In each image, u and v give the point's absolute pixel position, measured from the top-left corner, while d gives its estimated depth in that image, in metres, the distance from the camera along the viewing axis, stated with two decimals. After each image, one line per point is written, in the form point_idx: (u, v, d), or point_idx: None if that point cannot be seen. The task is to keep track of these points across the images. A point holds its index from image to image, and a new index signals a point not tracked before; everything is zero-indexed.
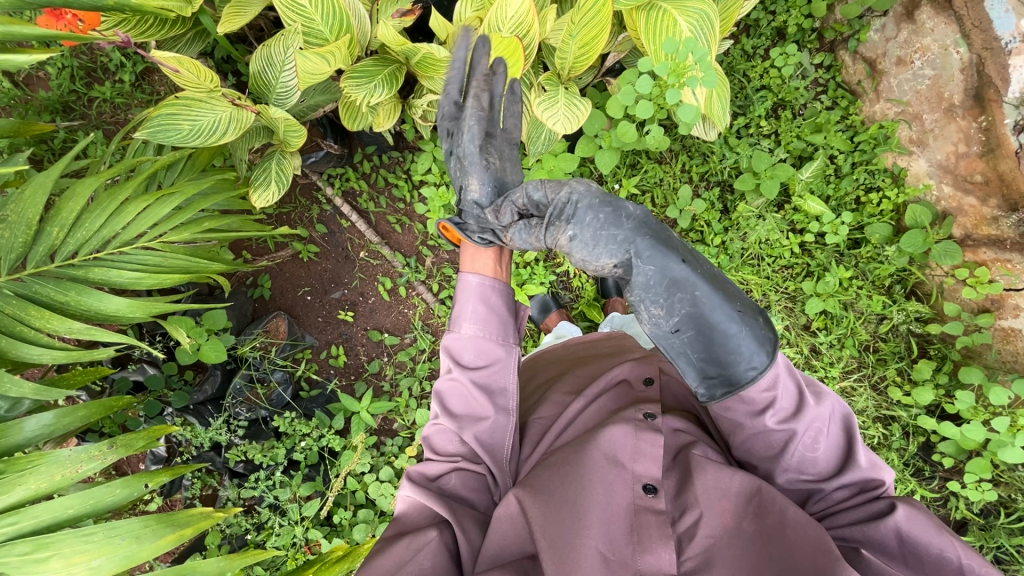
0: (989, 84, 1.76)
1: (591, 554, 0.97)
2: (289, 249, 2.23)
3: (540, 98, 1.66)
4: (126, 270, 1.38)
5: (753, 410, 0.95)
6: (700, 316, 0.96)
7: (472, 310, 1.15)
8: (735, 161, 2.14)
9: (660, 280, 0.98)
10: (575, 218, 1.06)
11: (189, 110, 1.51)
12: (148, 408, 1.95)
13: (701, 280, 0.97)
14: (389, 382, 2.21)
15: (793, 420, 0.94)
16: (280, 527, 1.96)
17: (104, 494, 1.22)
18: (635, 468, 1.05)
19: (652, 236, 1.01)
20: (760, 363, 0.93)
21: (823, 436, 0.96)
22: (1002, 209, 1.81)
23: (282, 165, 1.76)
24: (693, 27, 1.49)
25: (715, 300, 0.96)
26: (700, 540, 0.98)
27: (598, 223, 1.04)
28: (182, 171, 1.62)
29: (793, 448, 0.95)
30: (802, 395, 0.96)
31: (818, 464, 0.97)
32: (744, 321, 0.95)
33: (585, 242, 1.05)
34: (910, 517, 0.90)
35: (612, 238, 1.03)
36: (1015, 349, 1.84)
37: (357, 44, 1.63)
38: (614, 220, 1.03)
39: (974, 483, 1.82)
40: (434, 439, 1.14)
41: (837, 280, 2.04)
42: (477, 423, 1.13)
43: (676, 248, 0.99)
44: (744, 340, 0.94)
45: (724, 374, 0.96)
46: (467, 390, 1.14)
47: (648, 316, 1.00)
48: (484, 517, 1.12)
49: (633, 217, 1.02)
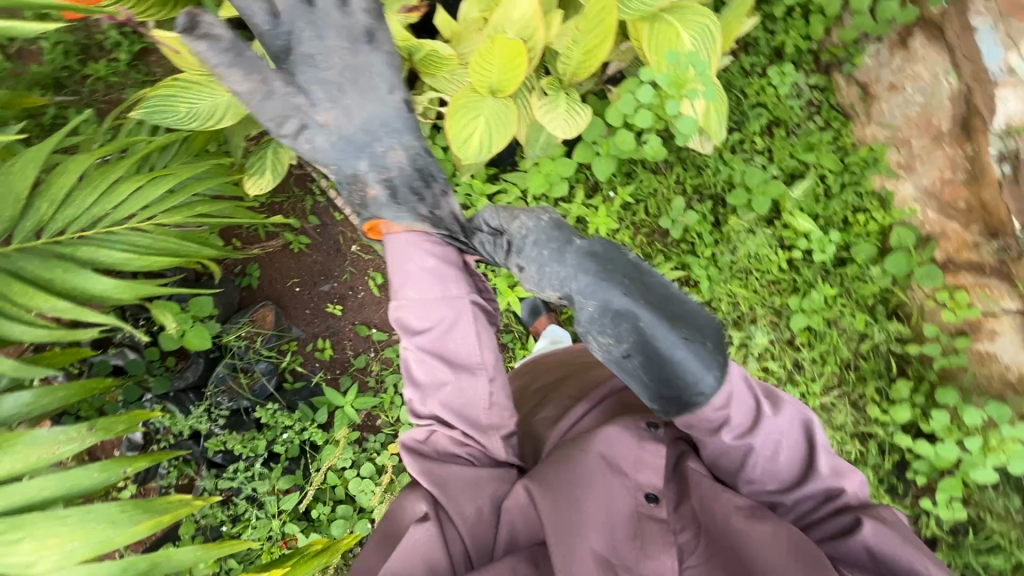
0: (977, 114, 1.84)
1: (591, 558, 0.97)
2: (281, 239, 2.21)
3: (541, 102, 1.68)
4: (116, 250, 1.36)
5: (709, 427, 0.93)
6: (646, 342, 0.91)
7: (405, 272, 1.10)
8: (729, 175, 2.17)
9: (603, 310, 0.96)
10: (523, 250, 1.08)
11: (187, 93, 1.49)
12: (127, 392, 1.91)
13: (644, 307, 0.93)
14: (375, 378, 2.20)
15: (748, 435, 0.94)
16: (256, 520, 1.95)
17: (80, 477, 1.20)
18: (637, 477, 1.05)
19: (597, 257, 1.01)
20: (710, 384, 0.89)
21: (783, 447, 0.97)
22: (983, 235, 1.88)
23: (278, 154, 1.75)
24: (694, 41, 1.51)
25: (658, 325, 0.91)
26: (699, 548, 0.99)
27: (544, 254, 1.05)
28: (176, 153, 1.59)
29: (751, 462, 0.96)
30: (758, 408, 0.95)
31: (779, 474, 0.98)
32: (693, 341, 0.90)
33: (532, 276, 1.06)
34: (876, 529, 0.91)
35: (555, 272, 1.03)
36: (990, 372, 1.90)
37: None
38: (558, 253, 1.04)
39: (945, 502, 1.86)
40: (412, 408, 1.12)
41: (823, 297, 2.08)
42: (442, 387, 1.08)
43: (620, 278, 0.97)
44: (692, 360, 0.89)
45: (677, 398, 0.91)
46: (423, 357, 1.08)
47: (597, 344, 0.97)
48: (484, 482, 1.07)
49: (579, 250, 1.02)
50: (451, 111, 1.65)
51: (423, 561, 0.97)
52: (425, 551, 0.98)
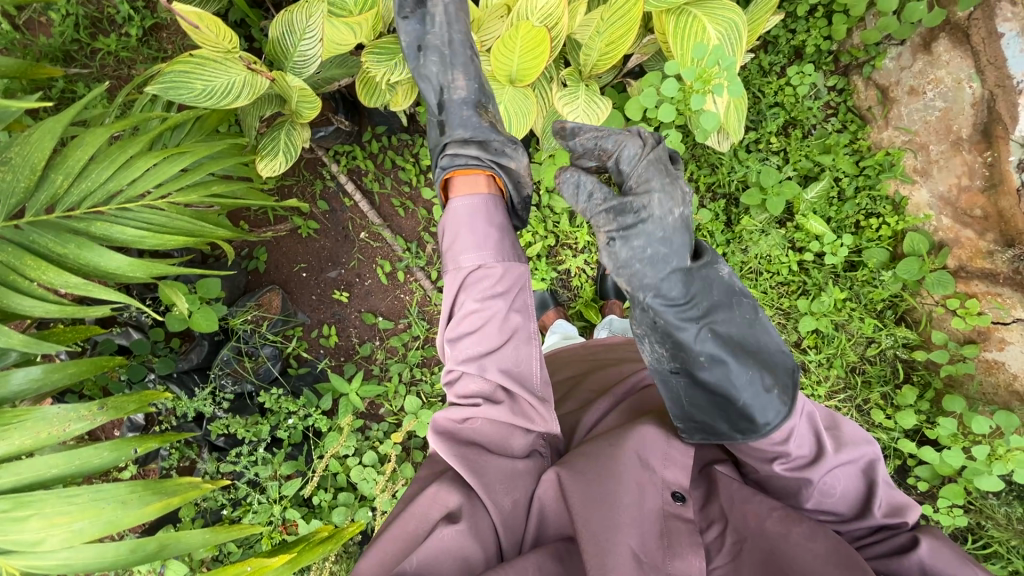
0: (999, 121, 1.82)
1: (625, 554, 0.93)
2: (289, 223, 2.19)
3: (561, 93, 1.66)
4: (130, 227, 1.33)
5: (766, 459, 0.96)
6: (698, 373, 0.96)
7: (476, 231, 1.12)
8: (743, 175, 2.16)
9: (669, 330, 0.97)
10: (629, 231, 1.00)
11: (202, 69, 1.45)
12: (132, 371, 1.89)
13: (713, 343, 0.95)
14: (379, 366, 2.19)
15: (805, 469, 0.95)
16: (258, 505, 1.91)
17: (91, 455, 1.18)
18: (664, 474, 1.02)
19: (687, 278, 0.99)
20: (749, 433, 0.94)
21: (840, 481, 0.97)
22: (998, 243, 1.87)
23: (292, 136, 1.72)
24: (721, 35, 1.49)
25: (720, 366, 0.94)
26: (727, 547, 0.97)
27: (641, 252, 0.99)
28: (189, 132, 1.56)
29: (806, 494, 0.97)
30: (821, 444, 0.96)
31: (835, 503, 0.98)
32: (758, 387, 0.93)
33: (618, 259, 1.01)
34: (934, 549, 0.91)
35: (642, 270, 0.99)
36: (996, 380, 1.89)
37: (380, 21, 1.59)
38: (660, 259, 0.98)
39: (946, 508, 1.87)
40: (461, 387, 1.10)
41: (832, 300, 2.08)
42: (502, 351, 1.10)
43: (702, 309, 0.97)
44: (754, 404, 0.93)
45: (703, 424, 0.99)
46: (488, 316, 1.09)
47: (651, 352, 1.02)
48: (518, 474, 1.05)
49: (674, 267, 0.98)
50: None
51: (453, 556, 0.92)
52: (461, 542, 0.93)
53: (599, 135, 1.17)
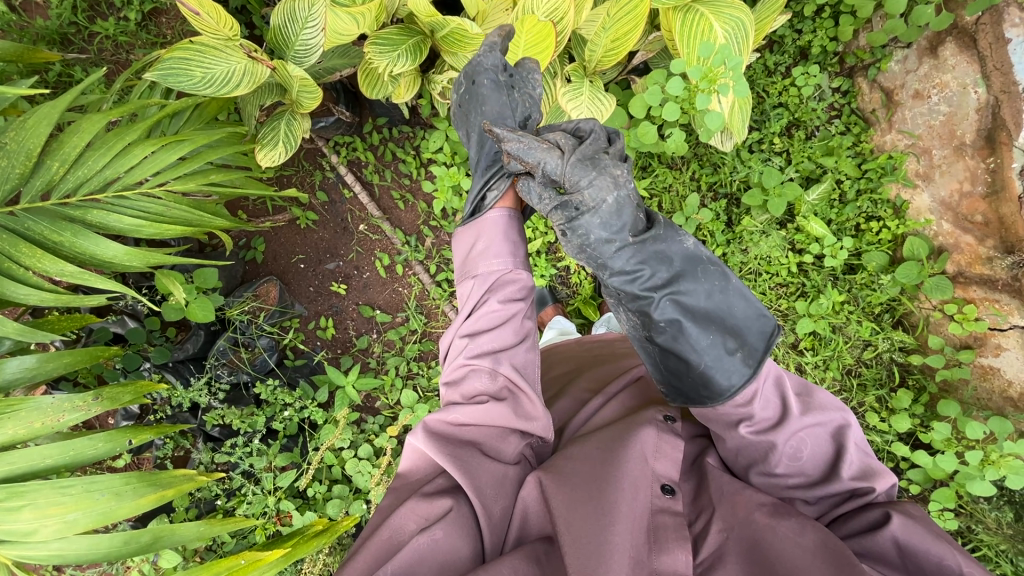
0: (1003, 127, 1.80)
1: (607, 551, 0.89)
2: (287, 214, 2.18)
3: (565, 88, 1.64)
4: (126, 216, 1.32)
5: (728, 422, 0.96)
6: (659, 342, 0.97)
7: (502, 237, 1.19)
8: (745, 175, 2.15)
9: (627, 302, 1.00)
10: (577, 217, 1.02)
11: (203, 57, 1.43)
12: (126, 361, 1.87)
13: (668, 315, 0.95)
14: (376, 359, 2.18)
15: (768, 431, 0.94)
16: (252, 496, 1.91)
17: (85, 446, 1.17)
18: (654, 467, 1.01)
19: (641, 250, 0.99)
20: (721, 397, 0.94)
21: (807, 445, 0.95)
22: (998, 250, 1.86)
23: (292, 126, 1.71)
24: (728, 34, 1.47)
25: (678, 336, 0.95)
26: (713, 536, 0.95)
27: (588, 236, 1.02)
28: (188, 120, 1.55)
29: (774, 458, 0.95)
30: (785, 406, 0.96)
31: (805, 471, 0.96)
32: (720, 351, 0.93)
33: (573, 244, 1.05)
34: (905, 525, 0.87)
35: (594, 252, 1.02)
36: (991, 386, 1.90)
37: (383, 11, 1.57)
38: (609, 234, 1.00)
39: (937, 511, 1.89)
40: (470, 385, 1.12)
41: (830, 303, 2.08)
42: (515, 349, 1.15)
43: (659, 279, 0.97)
44: (717, 369, 0.93)
45: (682, 391, 0.99)
46: (507, 313, 1.15)
47: (625, 320, 1.04)
48: (508, 480, 1.04)
49: (623, 243, 1.00)
50: None
51: (437, 563, 0.90)
52: (446, 544, 0.91)
53: (522, 145, 1.05)
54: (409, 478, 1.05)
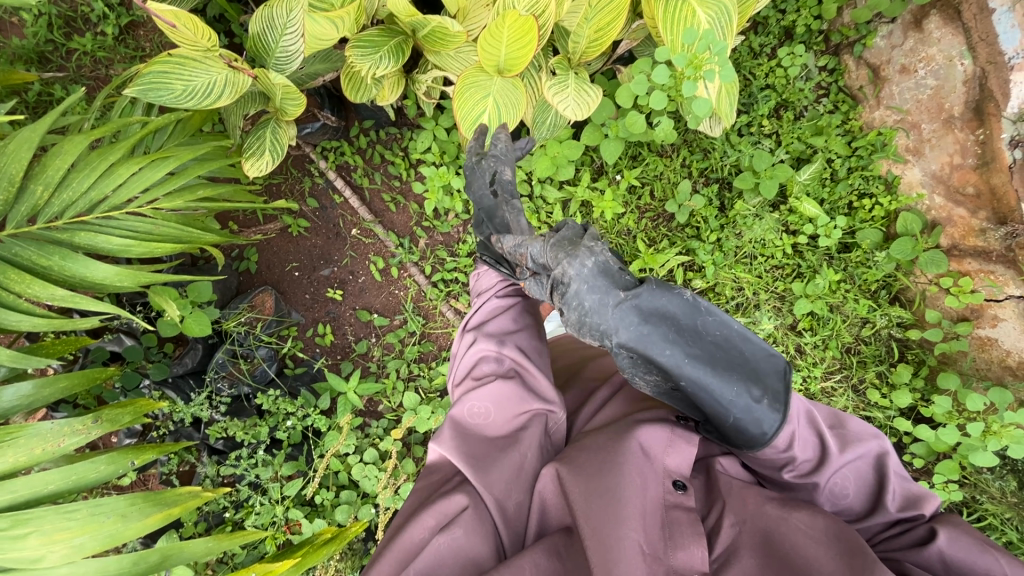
0: (990, 98, 1.79)
1: (624, 546, 0.87)
2: (279, 222, 2.17)
3: (550, 82, 1.62)
4: (115, 236, 1.30)
5: (771, 468, 0.95)
6: (690, 399, 0.90)
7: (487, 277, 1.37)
8: (736, 159, 2.15)
9: (646, 363, 0.92)
10: (570, 291, 1.01)
11: (183, 69, 1.42)
12: (126, 379, 1.87)
13: (690, 374, 0.88)
14: (377, 363, 2.18)
15: (812, 473, 0.94)
16: (260, 506, 1.93)
17: (88, 469, 1.18)
18: (666, 462, 0.99)
19: (639, 307, 0.93)
20: (766, 442, 0.89)
21: (849, 479, 0.96)
22: (990, 221, 1.86)
23: (278, 135, 1.70)
24: (711, 19, 1.44)
25: (704, 393, 0.87)
26: (726, 532, 0.92)
27: (586, 307, 0.98)
28: (171, 135, 1.52)
29: (818, 497, 0.96)
30: (825, 445, 0.96)
31: (849, 505, 0.96)
32: (749, 401, 0.87)
33: (573, 322, 1.02)
34: (951, 538, 0.86)
35: (597, 322, 0.98)
36: (989, 357, 1.91)
37: (363, 13, 1.56)
38: (604, 299, 0.97)
39: (941, 483, 1.91)
40: (481, 371, 1.16)
41: (826, 283, 2.08)
42: (519, 335, 1.21)
43: (669, 337, 0.90)
44: (746, 420, 0.88)
45: (728, 441, 0.93)
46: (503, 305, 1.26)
47: (642, 382, 0.97)
48: (525, 468, 1.03)
49: (621, 304, 0.95)
50: (456, 92, 1.61)
51: (462, 562, 0.90)
52: (466, 542, 0.91)
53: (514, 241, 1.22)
54: (429, 479, 1.05)
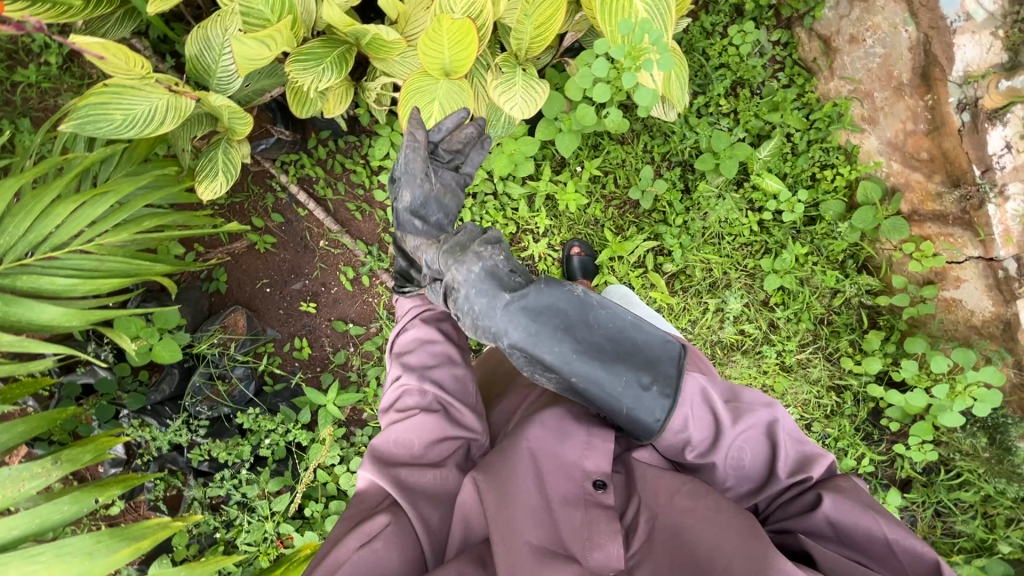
0: (936, 63, 1.82)
1: (528, 550, 0.93)
2: (244, 240, 2.16)
3: (497, 81, 1.62)
4: (59, 277, 1.31)
5: (670, 449, 1.00)
6: (584, 391, 1.00)
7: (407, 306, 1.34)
8: (695, 141, 2.16)
9: (538, 359, 1.02)
10: (461, 300, 1.11)
11: (121, 98, 1.40)
12: (101, 412, 1.88)
13: (577, 364, 0.99)
14: (356, 372, 2.18)
15: (709, 452, 0.98)
16: (249, 524, 1.96)
17: (51, 511, 1.20)
18: (585, 464, 1.02)
19: (523, 307, 1.04)
20: (657, 426, 0.96)
21: (745, 451, 1.00)
22: (945, 185, 1.88)
23: (229, 154, 1.68)
24: (648, 6, 1.43)
25: (592, 381, 0.98)
26: (642, 527, 0.97)
27: (478, 311, 1.08)
28: (118, 165, 1.51)
29: (719, 472, 1.00)
30: (717, 421, 0.99)
31: (749, 476, 1.01)
32: (636, 389, 0.97)
33: (468, 327, 1.11)
34: (835, 503, 0.93)
35: (489, 326, 1.07)
36: (956, 317, 1.94)
37: (301, 25, 1.53)
38: (491, 304, 1.06)
39: (918, 445, 1.98)
40: (403, 403, 1.17)
41: (794, 257, 2.11)
42: (444, 366, 1.22)
43: (556, 332, 1.01)
44: (637, 407, 0.97)
45: (625, 429, 1.02)
46: (428, 336, 1.24)
47: (543, 379, 1.06)
48: (449, 486, 1.07)
49: (507, 307, 1.05)
50: (403, 97, 1.61)
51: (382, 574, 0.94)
52: (386, 556, 0.95)
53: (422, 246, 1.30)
54: (357, 495, 1.09)
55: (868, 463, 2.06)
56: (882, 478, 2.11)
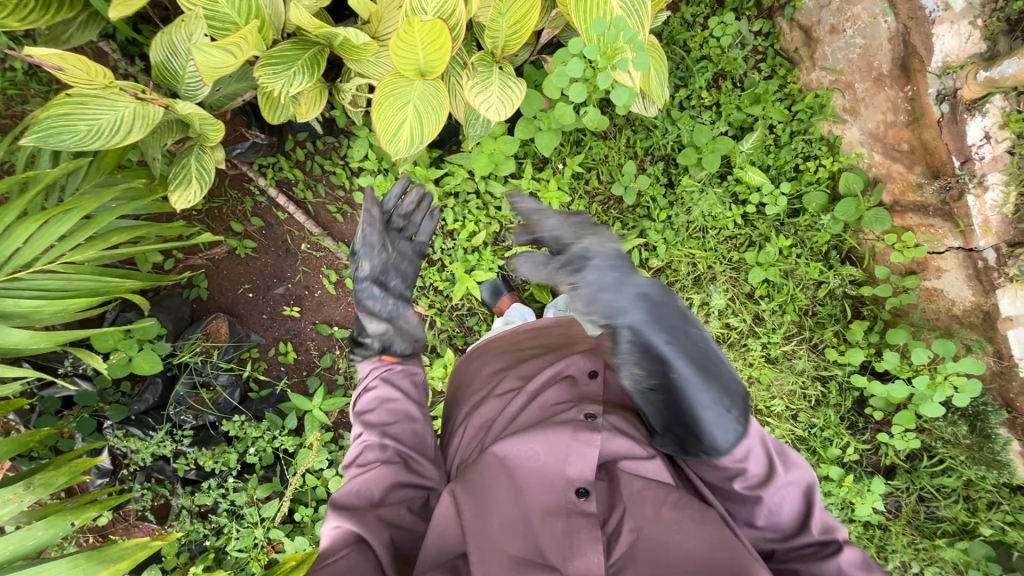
0: (915, 54, 1.80)
1: (505, 561, 0.95)
2: (224, 246, 2.13)
3: (473, 81, 1.59)
4: (24, 298, 1.28)
5: (722, 473, 0.97)
6: (677, 393, 0.91)
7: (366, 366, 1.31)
8: (677, 135, 2.14)
9: (643, 350, 0.90)
10: (581, 270, 0.99)
11: (84, 108, 1.37)
12: (83, 425, 1.87)
13: (687, 366, 0.90)
14: (343, 375, 2.17)
15: (760, 487, 0.95)
16: (239, 531, 1.96)
17: (26, 537, 1.20)
18: (567, 472, 1.03)
19: (648, 296, 0.93)
20: (722, 449, 0.92)
21: (789, 501, 0.98)
22: (926, 176, 1.88)
23: (203, 160, 1.65)
24: (624, 3, 1.38)
25: (692, 386, 0.90)
26: (625, 536, 0.96)
27: (600, 284, 0.95)
28: (86, 177, 1.48)
29: (756, 510, 0.98)
30: (774, 464, 0.96)
31: (780, 525, 0.99)
32: (722, 411, 0.90)
33: (580, 297, 0.96)
34: (858, 558, 0.94)
35: (607, 301, 0.93)
36: (938, 307, 1.95)
37: (269, 28, 1.49)
38: (619, 283, 0.94)
39: (901, 434, 2.01)
40: (364, 457, 1.15)
41: (777, 250, 2.11)
42: (404, 421, 1.22)
43: (675, 328, 0.91)
44: (714, 425, 0.91)
45: (685, 444, 0.95)
46: (388, 394, 1.24)
47: (625, 374, 0.94)
48: (408, 527, 1.08)
49: (640, 289, 0.93)
50: (376, 102, 1.55)
51: None
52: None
53: (530, 207, 1.24)
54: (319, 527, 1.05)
55: (852, 451, 2.08)
56: (867, 465, 2.14)
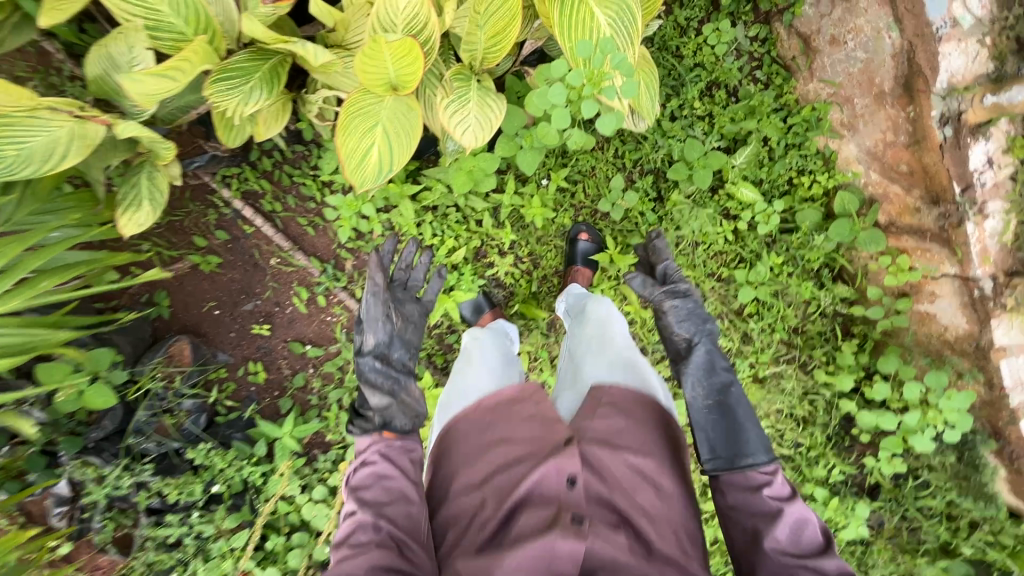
0: (920, 73, 1.73)
1: None
2: (186, 261, 1.99)
3: (448, 101, 1.45)
4: None
5: (752, 483, 1.21)
6: (729, 407, 1.35)
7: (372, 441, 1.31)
8: (668, 149, 2.04)
9: (706, 365, 1.46)
10: (682, 298, 1.63)
11: (13, 130, 1.22)
12: (33, 461, 1.71)
13: (739, 388, 1.40)
14: (317, 395, 2.08)
15: (784, 500, 1.17)
16: (207, 562, 1.88)
17: None
18: None
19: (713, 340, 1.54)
20: (759, 460, 1.23)
21: (806, 529, 1.15)
22: (925, 200, 1.82)
23: (155, 180, 1.53)
24: (612, 21, 1.28)
25: (742, 404, 1.35)
26: None
27: (693, 310, 1.60)
28: (19, 205, 1.33)
29: (780, 522, 1.13)
30: (797, 494, 1.20)
31: (799, 546, 1.12)
32: (763, 435, 1.28)
33: (679, 312, 1.61)
34: None
35: (690, 324, 1.58)
36: (931, 331, 1.88)
37: (222, 39, 1.36)
38: (702, 317, 1.60)
39: (887, 457, 1.92)
40: (356, 537, 1.11)
41: (768, 268, 2.02)
42: (399, 499, 1.16)
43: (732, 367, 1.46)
44: (756, 439, 1.27)
45: (728, 456, 1.26)
46: (385, 471, 1.21)
47: (693, 391, 1.42)
48: None
49: (710, 328, 1.57)
50: (340, 123, 1.43)
51: None
52: None
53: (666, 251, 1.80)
54: None
55: (837, 474, 2.00)
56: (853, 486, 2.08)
